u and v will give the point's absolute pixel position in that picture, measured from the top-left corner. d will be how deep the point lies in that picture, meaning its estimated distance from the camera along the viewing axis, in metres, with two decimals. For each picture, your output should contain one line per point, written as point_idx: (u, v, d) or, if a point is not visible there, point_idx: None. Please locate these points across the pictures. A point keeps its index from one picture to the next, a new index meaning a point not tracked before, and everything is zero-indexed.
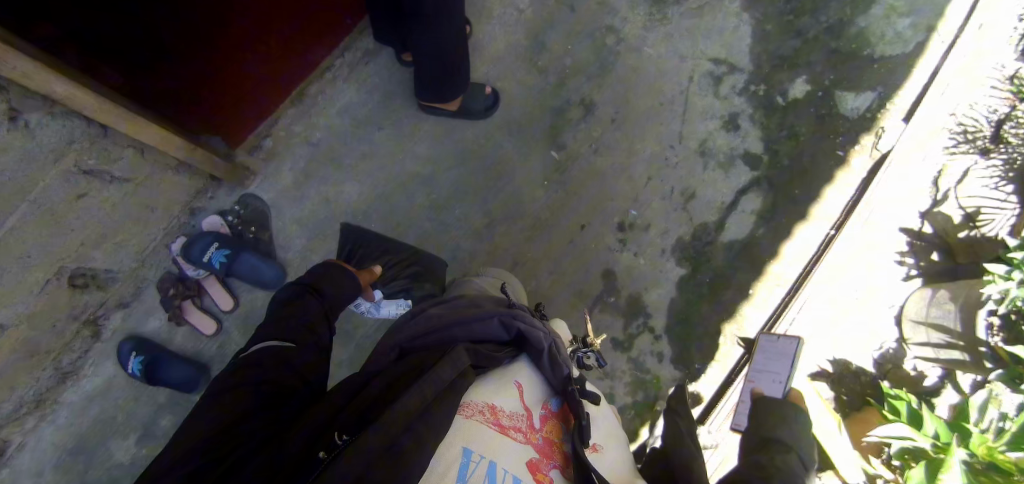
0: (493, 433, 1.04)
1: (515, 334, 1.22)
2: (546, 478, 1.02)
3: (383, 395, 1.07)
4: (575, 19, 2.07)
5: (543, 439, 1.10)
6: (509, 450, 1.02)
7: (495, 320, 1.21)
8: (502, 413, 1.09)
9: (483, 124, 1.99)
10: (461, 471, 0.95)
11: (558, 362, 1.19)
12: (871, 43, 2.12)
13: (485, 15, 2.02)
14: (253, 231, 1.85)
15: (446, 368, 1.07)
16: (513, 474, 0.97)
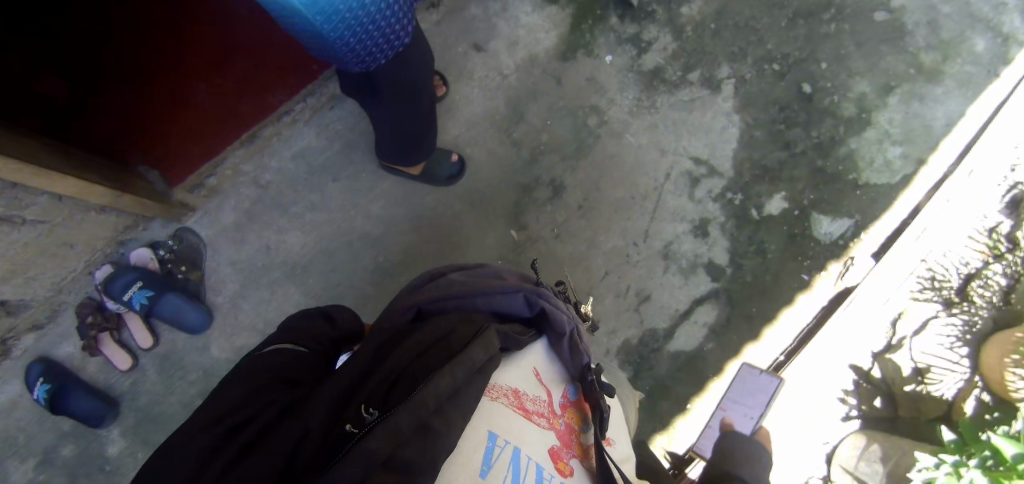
0: (518, 419, 0.99)
1: (539, 313, 1.10)
2: (566, 467, 0.98)
3: (409, 365, 0.96)
4: (561, 94, 1.98)
5: (563, 425, 1.06)
6: (533, 437, 0.97)
7: (517, 297, 1.09)
8: (524, 397, 1.04)
9: (445, 191, 1.89)
10: (486, 456, 0.89)
11: (577, 347, 1.11)
12: (858, 167, 2.05)
13: (466, 75, 1.92)
14: (182, 269, 1.76)
15: (476, 347, 0.95)
16: (535, 462, 0.92)
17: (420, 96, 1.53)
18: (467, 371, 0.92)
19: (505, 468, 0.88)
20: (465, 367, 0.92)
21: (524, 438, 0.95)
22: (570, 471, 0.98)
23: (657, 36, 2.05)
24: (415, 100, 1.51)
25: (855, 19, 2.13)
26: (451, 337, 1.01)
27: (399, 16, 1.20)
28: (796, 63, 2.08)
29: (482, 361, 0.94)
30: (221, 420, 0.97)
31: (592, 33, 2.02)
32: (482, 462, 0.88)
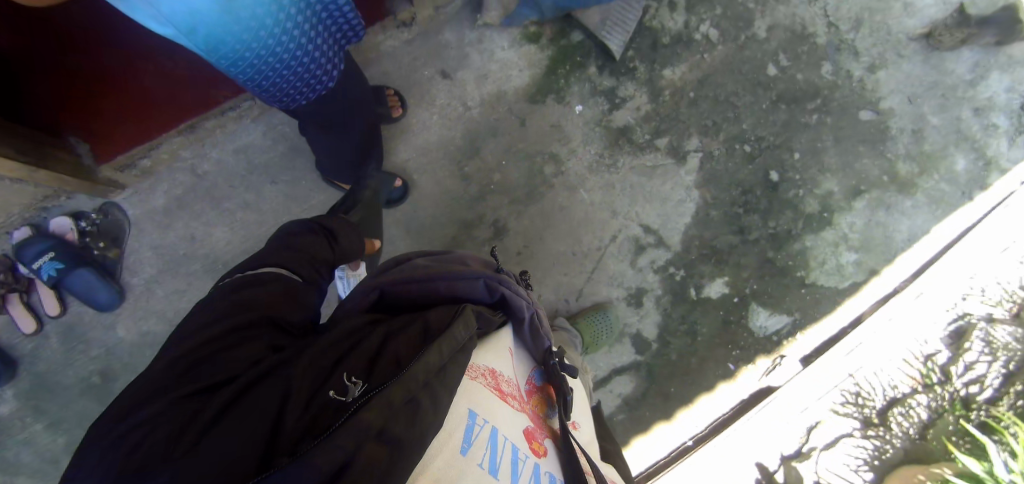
0: (496, 400, 1.01)
1: (499, 298, 1.10)
2: (539, 446, 1.03)
3: (388, 344, 0.97)
4: (522, 135, 1.92)
5: (532, 409, 1.09)
6: (508, 415, 1.00)
7: (479, 281, 1.08)
8: (500, 378, 1.06)
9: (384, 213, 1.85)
10: (465, 434, 0.91)
11: (538, 333, 1.14)
12: (809, 265, 2.01)
13: (428, 99, 1.85)
14: (100, 245, 1.74)
15: (459, 325, 0.97)
16: (512, 442, 0.96)
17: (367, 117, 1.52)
18: (452, 350, 0.93)
19: (482, 446, 0.91)
20: (451, 346, 0.93)
21: (500, 417, 0.98)
22: (544, 450, 1.03)
23: (633, 94, 1.99)
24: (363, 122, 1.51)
25: (839, 115, 2.07)
26: (426, 317, 1.01)
27: (322, 57, 1.15)
28: (768, 149, 2.03)
29: (467, 341, 0.96)
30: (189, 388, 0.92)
31: (567, 80, 1.96)
32: (461, 437, 0.90)
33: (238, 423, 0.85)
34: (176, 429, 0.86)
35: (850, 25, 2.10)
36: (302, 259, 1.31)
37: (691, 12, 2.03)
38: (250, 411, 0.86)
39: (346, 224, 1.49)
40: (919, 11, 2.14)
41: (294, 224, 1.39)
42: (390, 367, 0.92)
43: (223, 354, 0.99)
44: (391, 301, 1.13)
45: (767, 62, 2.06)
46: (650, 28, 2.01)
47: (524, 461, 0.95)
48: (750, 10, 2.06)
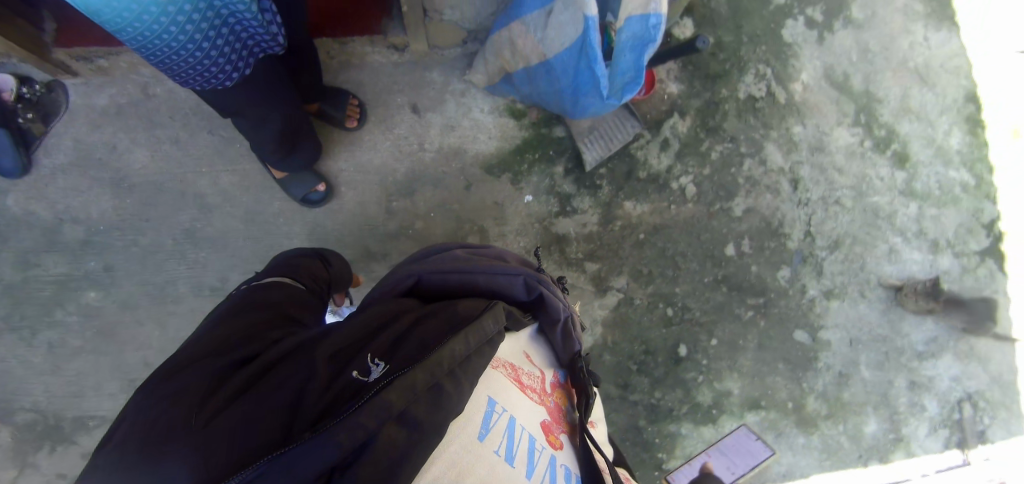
0: (515, 389, 1.02)
1: (534, 299, 1.10)
2: (556, 440, 1.02)
3: (408, 330, 0.95)
4: (461, 198, 1.88)
5: (553, 403, 1.10)
6: (526, 406, 1.01)
7: (520, 279, 1.08)
8: (521, 371, 1.06)
9: (294, 207, 1.81)
10: (484, 419, 0.92)
11: (568, 335, 1.13)
12: (673, 451, 1.93)
13: (388, 124, 1.84)
14: (28, 116, 1.74)
15: (488, 317, 0.95)
16: (529, 434, 0.96)
17: (292, 123, 1.50)
18: (478, 342, 0.91)
19: (500, 434, 0.92)
20: (478, 338, 0.91)
21: (518, 408, 0.98)
22: (560, 444, 1.02)
23: (585, 209, 1.94)
24: (288, 130, 1.49)
25: (775, 323, 2.01)
26: (458, 305, 1.00)
27: (220, 58, 1.08)
28: (689, 321, 1.96)
29: (494, 335, 0.94)
30: (217, 364, 0.93)
31: (529, 167, 1.92)
32: (481, 424, 0.91)
33: (259, 404, 0.84)
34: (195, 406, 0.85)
35: (826, 244, 2.06)
36: (307, 278, 1.37)
37: (679, 158, 2.01)
38: (270, 392, 0.86)
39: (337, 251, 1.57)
40: (903, 260, 2.10)
41: (292, 250, 1.46)
42: (410, 349, 0.90)
43: (248, 341, 1.01)
44: (425, 287, 1.13)
45: (730, 240, 2.01)
46: (632, 156, 1.98)
47: (539, 451, 0.95)
48: (739, 183, 2.04)
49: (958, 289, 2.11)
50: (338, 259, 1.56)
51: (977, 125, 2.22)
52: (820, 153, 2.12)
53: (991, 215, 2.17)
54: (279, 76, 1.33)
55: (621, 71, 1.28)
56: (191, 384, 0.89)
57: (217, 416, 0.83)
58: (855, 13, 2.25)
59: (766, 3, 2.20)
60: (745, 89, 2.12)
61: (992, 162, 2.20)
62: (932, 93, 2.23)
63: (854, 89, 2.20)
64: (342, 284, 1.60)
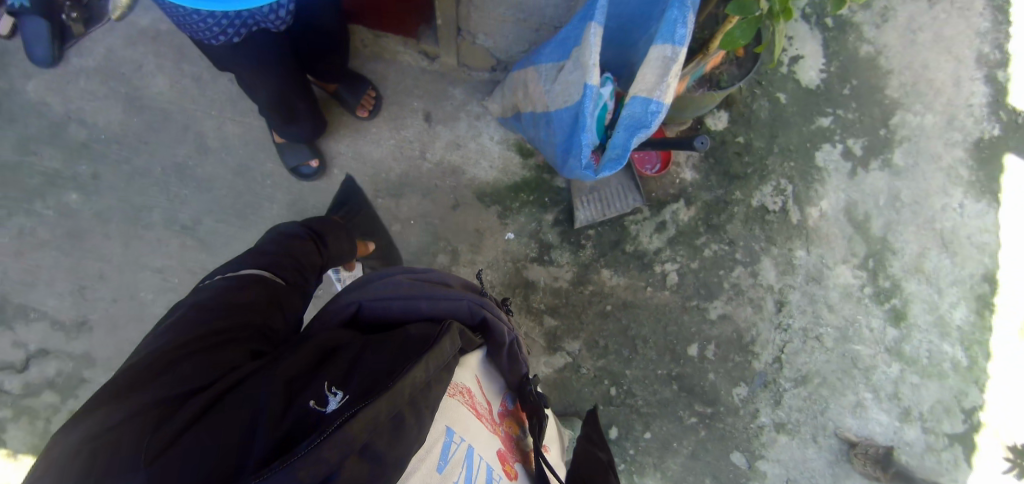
0: (473, 418, 1.05)
1: (481, 322, 1.09)
2: (510, 469, 1.07)
3: (369, 358, 0.95)
4: (443, 215, 1.88)
5: (503, 430, 1.14)
6: (483, 435, 1.04)
7: (463, 303, 1.07)
8: (476, 399, 1.10)
9: (284, 174, 1.84)
10: (443, 450, 0.95)
11: (516, 358, 1.15)
12: None
13: (398, 123, 1.86)
14: (72, 15, 1.82)
15: (447, 338, 0.95)
16: (486, 463, 1.00)
17: (287, 102, 1.51)
18: (437, 369, 0.92)
19: (459, 465, 0.95)
20: (437, 363, 0.92)
21: (475, 436, 1.02)
22: (513, 473, 1.07)
23: (561, 263, 1.92)
24: (279, 107, 1.52)
25: (715, 437, 1.95)
26: (408, 330, 1.01)
27: (207, 17, 1.11)
28: (628, 406, 1.92)
29: (451, 359, 0.95)
30: (176, 387, 0.94)
31: (520, 206, 1.91)
32: (439, 454, 0.94)
33: (219, 437, 0.86)
34: (156, 435, 0.86)
35: (793, 376, 2.00)
36: (289, 267, 1.33)
37: (671, 244, 1.97)
38: (229, 425, 0.87)
39: (338, 227, 1.55)
40: (867, 417, 2.04)
41: (285, 227, 1.45)
42: (367, 380, 0.91)
43: (211, 355, 1.01)
44: (369, 313, 1.13)
45: (695, 340, 1.96)
46: (624, 228, 1.95)
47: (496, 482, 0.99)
48: (723, 287, 1.99)
49: (915, 466, 2.04)
50: (340, 236, 1.56)
51: (987, 307, 2.13)
52: (815, 284, 2.06)
53: (973, 402, 2.07)
54: (278, 55, 1.34)
55: (612, 146, 1.21)
56: (146, 413, 0.90)
57: (177, 449, 0.85)
58: (896, 157, 2.20)
59: (808, 121, 2.18)
60: (760, 197, 2.08)
61: (992, 348, 2.10)
62: (949, 261, 2.15)
63: (872, 232, 2.14)
64: (342, 260, 1.60)
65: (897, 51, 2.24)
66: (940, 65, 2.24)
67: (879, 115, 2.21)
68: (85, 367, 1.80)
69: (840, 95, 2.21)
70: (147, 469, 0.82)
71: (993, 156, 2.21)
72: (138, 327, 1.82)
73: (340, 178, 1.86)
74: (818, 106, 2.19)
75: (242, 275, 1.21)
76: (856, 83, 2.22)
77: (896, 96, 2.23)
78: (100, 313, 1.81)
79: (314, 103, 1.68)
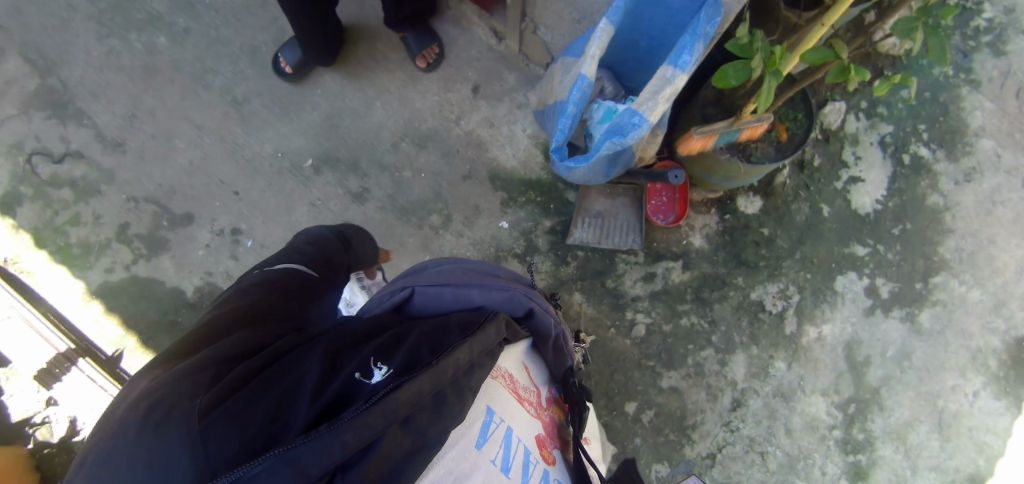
0: (513, 400, 1.01)
1: (528, 315, 1.10)
2: (547, 455, 1.02)
3: (416, 338, 0.94)
4: (452, 181, 1.94)
5: (546, 418, 1.11)
6: (523, 417, 1.01)
7: (515, 294, 1.06)
8: (518, 383, 1.07)
9: (334, 90, 1.98)
10: (482, 428, 0.91)
11: (561, 350, 1.17)
12: None
13: (448, 86, 1.97)
14: None
15: (491, 325, 0.95)
16: (524, 446, 0.96)
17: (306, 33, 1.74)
18: (481, 352, 0.92)
19: (498, 443, 0.91)
20: (482, 343, 0.92)
21: (514, 418, 0.98)
22: (552, 460, 1.02)
23: (540, 269, 1.92)
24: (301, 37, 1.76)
25: None
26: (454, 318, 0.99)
27: None
28: None
29: (494, 345, 0.94)
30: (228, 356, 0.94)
31: (525, 202, 1.94)
32: (477, 432, 0.90)
33: (267, 398, 0.84)
34: (204, 391, 0.85)
35: (721, 480, 1.82)
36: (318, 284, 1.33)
37: (652, 297, 1.91)
38: (273, 390, 0.85)
39: (361, 232, 1.56)
40: None
41: (313, 230, 1.46)
42: (411, 358, 0.89)
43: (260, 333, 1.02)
44: (421, 299, 1.12)
45: (636, 399, 1.85)
46: (612, 263, 1.92)
47: (534, 465, 0.95)
48: (686, 362, 1.87)
49: None
50: (362, 238, 1.57)
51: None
52: (782, 399, 1.86)
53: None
54: None
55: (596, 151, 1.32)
56: (203, 374, 0.89)
57: (224, 405, 0.82)
58: (922, 317, 1.95)
59: (844, 243, 1.99)
60: (761, 293, 1.93)
61: None
62: (938, 442, 1.88)
63: (866, 378, 1.89)
64: (362, 266, 1.60)
65: (968, 214, 2.01)
66: (1009, 247, 2.00)
67: (921, 269, 1.98)
68: (104, 182, 1.99)
69: (888, 232, 2.00)
70: (199, 422, 0.80)
71: None
72: (161, 166, 1.99)
73: (377, 112, 1.97)
74: (859, 233, 2.00)
75: (280, 269, 1.28)
76: (909, 227, 2.01)
77: (948, 256, 1.99)
78: (137, 143, 2.01)
79: (330, 49, 1.87)
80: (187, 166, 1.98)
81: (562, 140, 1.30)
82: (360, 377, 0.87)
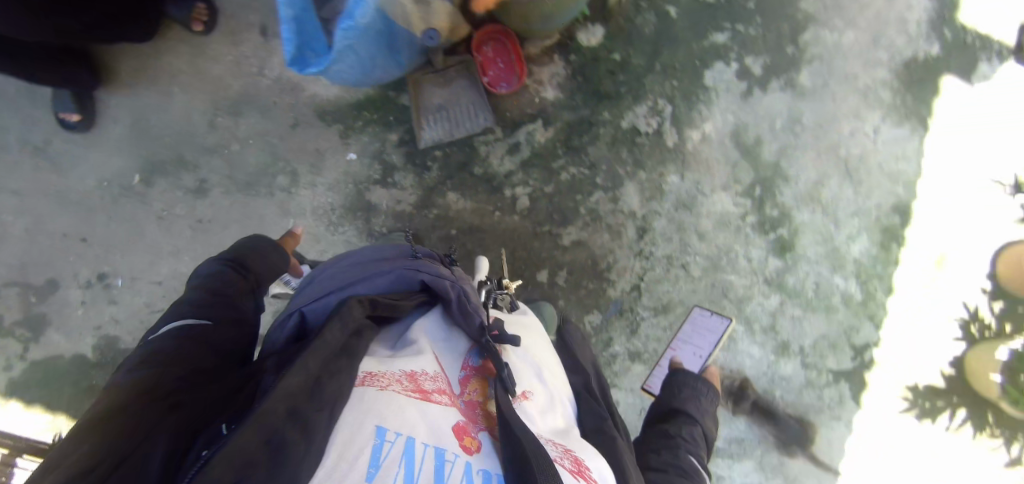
0: (414, 399, 0.90)
1: (421, 285, 1.11)
2: (472, 442, 0.90)
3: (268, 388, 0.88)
4: (283, 135, 1.82)
5: (466, 402, 0.98)
6: (428, 415, 0.89)
7: (396, 272, 1.09)
8: (422, 376, 0.97)
9: (128, 92, 1.82)
10: (374, 455, 0.78)
11: (466, 310, 1.07)
12: None
13: (239, 40, 1.82)
14: None
15: (336, 324, 0.93)
16: (433, 450, 0.83)
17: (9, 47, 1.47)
18: (319, 365, 0.87)
19: (397, 463, 0.78)
20: (316, 360, 0.87)
21: (416, 425, 0.86)
22: (476, 447, 0.89)
23: (405, 186, 1.81)
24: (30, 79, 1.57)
25: None
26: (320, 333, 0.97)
27: None
28: None
29: (337, 351, 0.91)
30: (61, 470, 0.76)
31: (363, 126, 1.81)
32: (367, 462, 0.77)
33: None
34: None
35: (652, 304, 1.78)
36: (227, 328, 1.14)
37: (523, 166, 1.80)
38: None
39: (261, 245, 1.43)
40: (737, 351, 1.73)
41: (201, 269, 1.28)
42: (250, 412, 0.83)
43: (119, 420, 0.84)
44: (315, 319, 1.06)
45: (545, 267, 1.80)
46: (473, 149, 1.80)
47: (451, 466, 0.83)
48: (579, 213, 1.80)
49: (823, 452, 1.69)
50: (272, 260, 1.44)
51: (894, 240, 1.72)
52: (685, 210, 1.77)
53: (866, 339, 1.70)
54: None
55: (344, 49, 1.18)
56: None
57: None
58: (802, 78, 1.78)
59: (700, 36, 1.78)
60: (631, 118, 1.78)
61: (894, 281, 1.71)
62: (851, 190, 1.74)
63: (762, 158, 1.77)
64: (273, 277, 1.44)
65: None
66: None
67: (788, 31, 1.78)
68: None
69: (741, 8, 1.78)
70: None
71: (936, 66, 1.76)
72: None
73: (181, 98, 1.82)
74: (712, 20, 1.78)
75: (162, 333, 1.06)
76: None
77: (810, 9, 1.79)
78: None
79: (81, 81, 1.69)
80: (21, 232, 1.83)
81: (294, 49, 1.15)
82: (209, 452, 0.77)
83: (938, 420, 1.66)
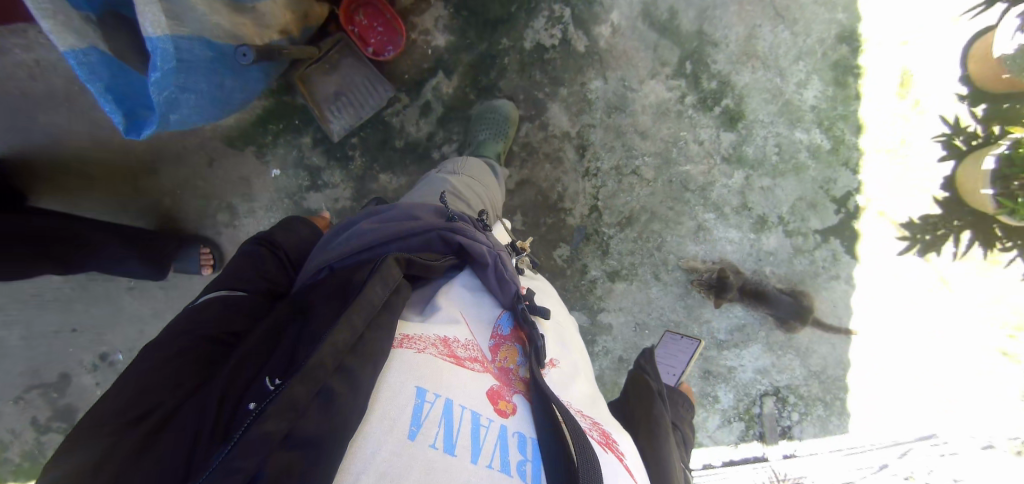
0: (448, 366, 0.83)
1: (456, 250, 1.00)
2: (506, 407, 0.82)
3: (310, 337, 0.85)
4: (204, 174, 1.77)
5: (500, 367, 0.89)
6: (462, 382, 0.82)
7: (431, 236, 1.00)
8: (457, 341, 0.88)
9: None
10: (415, 414, 0.76)
11: (501, 278, 0.97)
12: None
13: None
14: None
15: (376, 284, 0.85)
16: (468, 412, 0.79)
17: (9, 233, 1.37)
18: (366, 319, 0.82)
19: (436, 423, 0.76)
20: (364, 313, 0.82)
21: (455, 386, 0.81)
22: (512, 411, 0.82)
23: (336, 182, 1.77)
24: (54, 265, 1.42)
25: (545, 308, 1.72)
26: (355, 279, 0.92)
27: None
28: None
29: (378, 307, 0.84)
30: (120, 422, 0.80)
31: (275, 139, 1.75)
32: (408, 420, 0.75)
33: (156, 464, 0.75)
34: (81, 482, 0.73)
35: (616, 220, 1.67)
36: (251, 276, 1.03)
37: (441, 124, 1.71)
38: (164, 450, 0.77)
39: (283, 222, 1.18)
40: (714, 240, 1.65)
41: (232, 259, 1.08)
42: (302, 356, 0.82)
43: (165, 377, 0.84)
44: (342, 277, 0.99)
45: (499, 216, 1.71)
46: (386, 124, 1.72)
47: (484, 428, 0.78)
48: (513, 153, 1.69)
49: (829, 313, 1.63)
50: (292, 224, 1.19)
51: (850, 72, 1.56)
52: (619, 113, 1.64)
53: (846, 187, 1.58)
54: None
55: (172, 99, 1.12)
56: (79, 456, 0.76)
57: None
58: None
59: None
60: (533, 36, 1.64)
61: (861, 118, 1.57)
62: (788, 33, 1.57)
63: (682, 32, 1.60)
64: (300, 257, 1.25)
65: None
66: None
67: None
68: None
69: None
70: None
71: None
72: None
73: None
74: None
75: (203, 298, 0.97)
76: None
77: None
78: None
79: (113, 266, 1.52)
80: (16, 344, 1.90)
81: (123, 118, 1.10)
82: (254, 407, 0.76)
83: (942, 249, 1.57)
